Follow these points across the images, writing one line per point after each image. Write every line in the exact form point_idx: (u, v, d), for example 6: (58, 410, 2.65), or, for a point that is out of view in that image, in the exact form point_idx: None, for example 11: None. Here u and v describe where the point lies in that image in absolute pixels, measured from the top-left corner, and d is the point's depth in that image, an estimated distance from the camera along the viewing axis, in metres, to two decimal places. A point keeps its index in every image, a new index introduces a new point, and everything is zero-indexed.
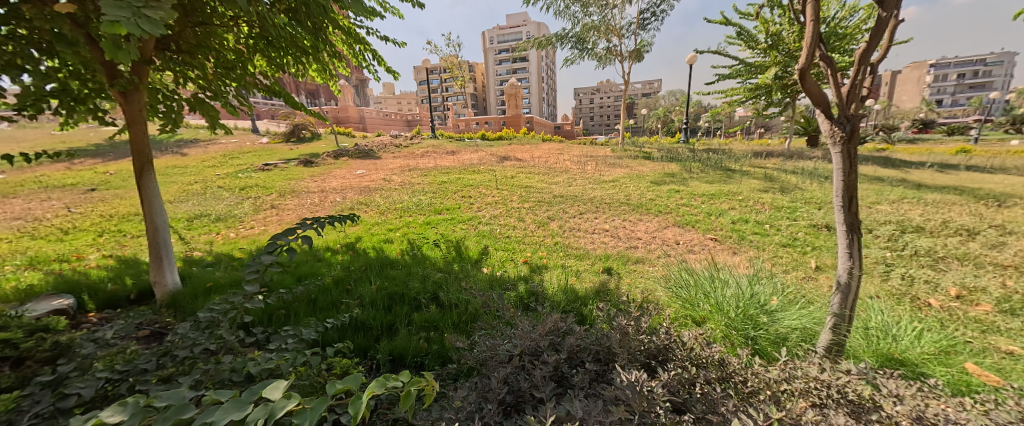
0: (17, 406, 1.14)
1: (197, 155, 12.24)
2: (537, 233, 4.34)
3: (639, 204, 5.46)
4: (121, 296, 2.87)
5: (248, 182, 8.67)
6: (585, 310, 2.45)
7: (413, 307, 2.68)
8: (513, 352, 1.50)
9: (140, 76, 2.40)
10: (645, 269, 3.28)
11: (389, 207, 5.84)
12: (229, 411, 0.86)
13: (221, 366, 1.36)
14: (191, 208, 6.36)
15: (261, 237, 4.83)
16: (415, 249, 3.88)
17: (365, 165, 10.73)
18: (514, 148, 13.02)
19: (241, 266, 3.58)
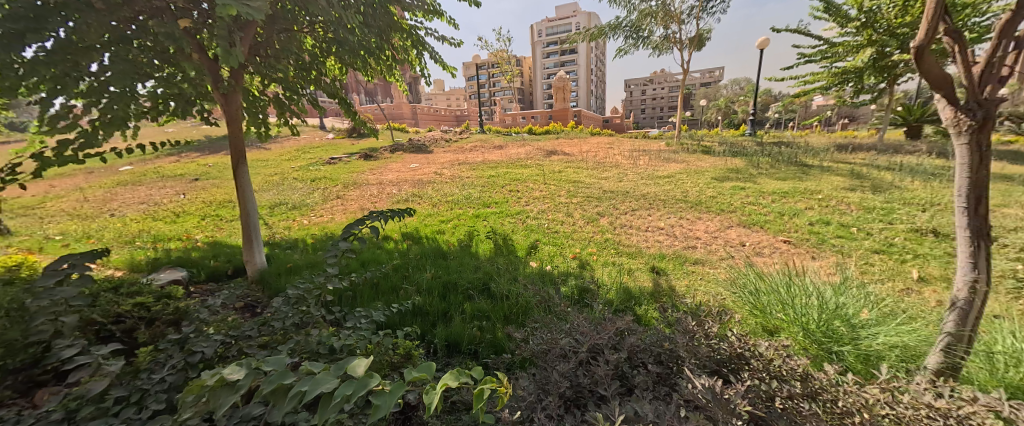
0: (157, 358, 1.33)
1: (273, 150, 13.45)
2: (589, 229, 4.26)
3: (698, 202, 5.18)
4: (222, 271, 3.25)
5: (316, 174, 9.35)
6: (642, 310, 2.37)
7: (468, 297, 2.75)
8: (573, 349, 1.50)
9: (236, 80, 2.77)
10: (705, 271, 3.11)
11: (442, 200, 6.00)
12: (320, 382, 0.93)
13: (308, 339, 1.49)
14: (270, 197, 7.01)
15: (330, 224, 5.21)
16: (468, 241, 3.97)
17: (419, 159, 11.14)
18: (563, 141, 12.89)
19: (314, 250, 3.88)
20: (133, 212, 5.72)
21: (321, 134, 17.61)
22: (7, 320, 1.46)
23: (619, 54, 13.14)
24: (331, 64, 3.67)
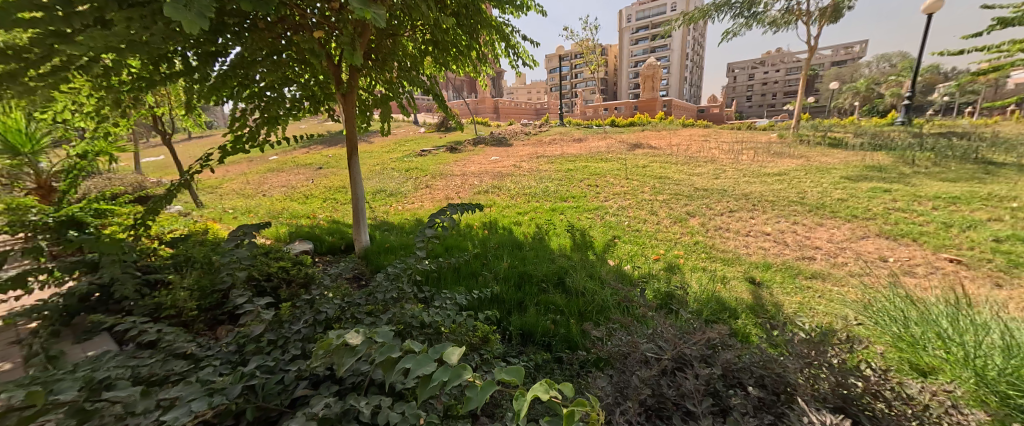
0: (293, 316, 1.85)
1: (376, 143, 15.01)
2: (676, 229, 3.96)
3: (819, 205, 4.47)
4: (337, 247, 3.89)
5: (409, 165, 10.16)
6: (738, 324, 2.12)
7: (545, 289, 2.74)
8: (659, 354, 1.39)
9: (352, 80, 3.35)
10: (822, 288, 2.66)
11: (523, 191, 6.15)
12: (422, 362, 1.00)
13: (399, 314, 1.62)
14: (372, 185, 7.83)
15: (419, 211, 5.62)
16: (547, 233, 3.98)
17: (501, 152, 11.47)
18: (650, 133, 12.19)
19: (406, 233, 4.24)
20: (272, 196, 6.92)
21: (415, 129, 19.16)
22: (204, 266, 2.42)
23: (725, 36, 11.98)
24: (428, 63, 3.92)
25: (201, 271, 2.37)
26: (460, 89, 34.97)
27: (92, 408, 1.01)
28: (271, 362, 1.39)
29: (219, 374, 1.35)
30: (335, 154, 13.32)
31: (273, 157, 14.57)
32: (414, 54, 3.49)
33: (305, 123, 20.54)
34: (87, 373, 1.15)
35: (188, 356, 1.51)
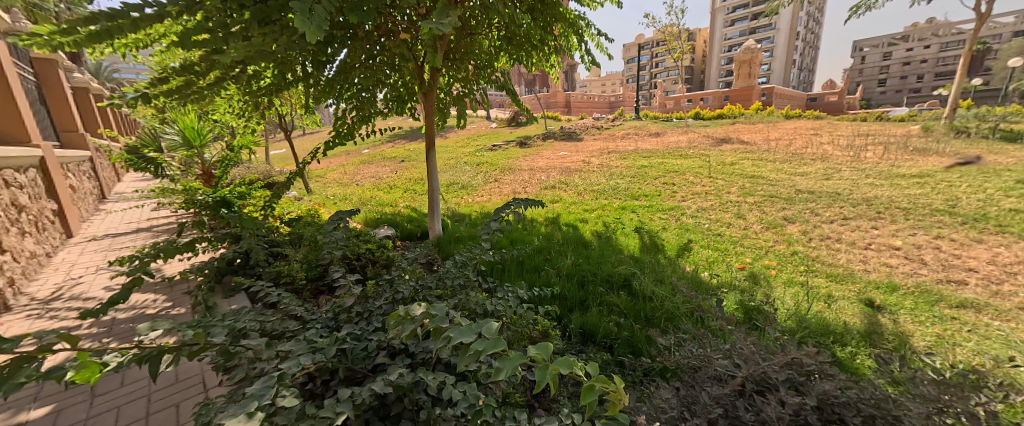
0: (380, 290, 2.05)
1: (452, 139, 15.75)
2: (761, 237, 3.53)
3: (976, 218, 3.66)
4: (413, 234, 4.14)
5: (480, 159, 10.44)
6: (843, 354, 1.82)
7: (611, 290, 2.61)
8: (732, 372, 1.24)
9: (431, 80, 3.60)
10: (969, 321, 2.17)
11: (592, 188, 5.98)
12: (463, 332, 1.02)
13: (459, 299, 1.65)
14: (445, 177, 8.20)
15: (487, 204, 5.75)
16: (616, 231, 3.82)
17: (571, 147, 11.30)
18: (738, 128, 11.11)
19: (473, 225, 4.35)
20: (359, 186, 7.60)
21: (489, 124, 19.72)
22: (311, 243, 3.05)
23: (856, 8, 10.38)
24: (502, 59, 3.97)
25: (310, 248, 2.99)
26: (533, 84, 35.26)
27: (233, 352, 1.29)
28: (359, 331, 1.55)
29: (320, 336, 1.57)
30: (414, 148, 14.24)
31: (364, 150, 16.07)
32: (489, 51, 3.56)
33: (394, 120, 22.43)
34: (230, 323, 1.46)
35: (298, 318, 1.82)
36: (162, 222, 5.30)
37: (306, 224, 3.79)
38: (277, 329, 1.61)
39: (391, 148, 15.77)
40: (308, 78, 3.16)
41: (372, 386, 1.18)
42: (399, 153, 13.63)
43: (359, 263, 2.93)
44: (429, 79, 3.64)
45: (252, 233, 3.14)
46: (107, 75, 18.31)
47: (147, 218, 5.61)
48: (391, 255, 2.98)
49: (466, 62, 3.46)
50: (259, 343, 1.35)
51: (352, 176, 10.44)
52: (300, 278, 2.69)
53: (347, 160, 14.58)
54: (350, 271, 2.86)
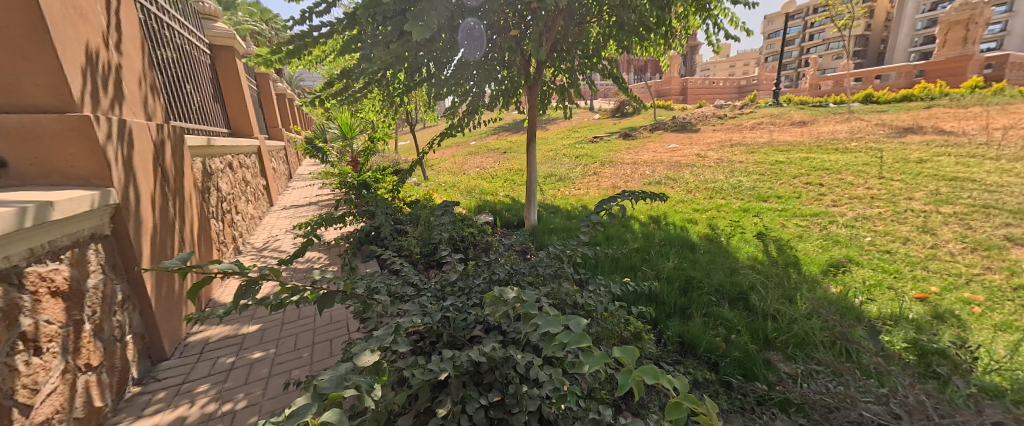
0: (481, 270, 2.33)
1: (554, 130, 15.98)
2: (957, 260, 2.89)
3: None
4: (511, 221, 4.46)
5: (580, 151, 10.44)
6: None
7: (714, 299, 2.51)
8: (886, 421, 1.16)
9: (536, 73, 3.92)
10: None
11: (702, 187, 5.63)
12: (551, 325, 1.12)
13: (555, 290, 1.80)
14: (543, 169, 8.47)
15: (585, 197, 5.81)
16: (721, 237, 3.58)
17: (681, 139, 10.62)
18: (904, 117, 9.06)
19: (569, 217, 4.49)
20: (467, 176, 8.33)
21: (593, 115, 19.48)
22: (422, 223, 3.59)
23: None
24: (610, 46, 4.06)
25: (423, 228, 3.52)
26: (642, 71, 33.49)
27: (369, 303, 1.72)
28: (459, 303, 1.81)
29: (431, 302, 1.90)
30: (517, 139, 14.86)
31: (469, 141, 17.34)
32: (597, 38, 3.69)
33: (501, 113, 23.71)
34: (367, 282, 1.87)
35: (412, 284, 2.20)
36: (324, 199, 6.64)
37: (422, 206, 4.36)
38: (399, 292, 1.95)
39: (496, 139, 16.72)
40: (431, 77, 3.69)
41: (469, 352, 1.34)
42: (503, 144, 14.39)
43: (467, 243, 3.34)
44: (535, 73, 3.95)
45: (383, 210, 3.85)
46: (298, 83, 23.31)
47: (312, 195, 7.15)
48: (491, 240, 3.28)
49: (575, 51, 3.69)
50: (385, 301, 1.73)
51: (461, 165, 11.43)
52: (416, 252, 3.14)
53: (456, 150, 15.94)
54: (455, 251, 3.25)
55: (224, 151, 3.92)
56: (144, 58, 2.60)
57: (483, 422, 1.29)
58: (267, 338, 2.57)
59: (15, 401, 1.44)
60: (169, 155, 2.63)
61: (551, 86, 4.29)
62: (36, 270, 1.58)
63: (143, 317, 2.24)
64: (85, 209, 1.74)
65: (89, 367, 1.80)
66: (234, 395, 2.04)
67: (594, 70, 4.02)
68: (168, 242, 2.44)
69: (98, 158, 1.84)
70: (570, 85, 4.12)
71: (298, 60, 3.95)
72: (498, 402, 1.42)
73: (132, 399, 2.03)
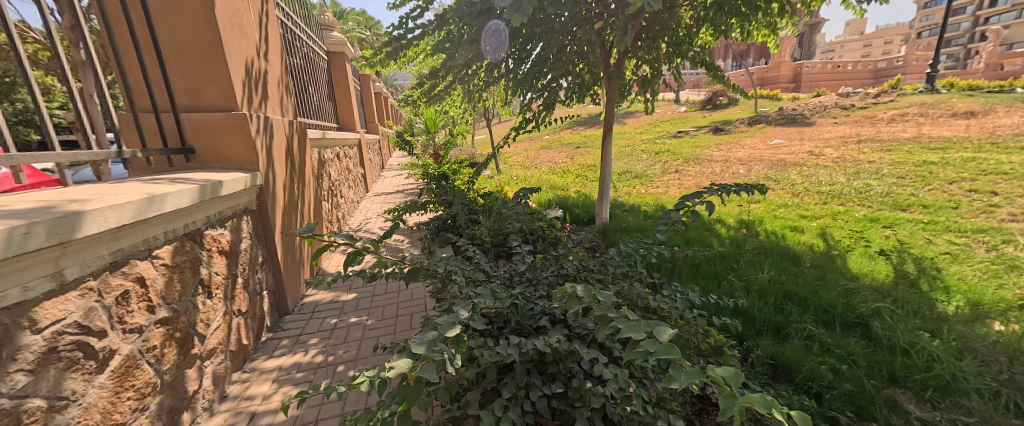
0: (552, 265, 2.38)
1: (635, 125, 15.52)
2: None
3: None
4: (581, 218, 4.50)
5: (662, 147, 10.03)
6: None
7: (817, 321, 2.23)
8: None
9: (618, 64, 3.91)
10: None
11: (807, 191, 5.09)
12: (632, 329, 1.06)
13: (630, 291, 1.80)
14: (621, 165, 8.33)
15: (663, 196, 5.61)
16: (820, 248, 3.23)
17: (783, 136, 9.61)
18: None
19: (645, 217, 4.39)
20: (543, 171, 8.51)
21: (678, 110, 18.43)
22: (494, 214, 3.79)
23: None
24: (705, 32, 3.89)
25: (495, 219, 3.71)
26: (742, 58, 30.87)
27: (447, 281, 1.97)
28: (527, 293, 1.92)
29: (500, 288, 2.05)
30: (592, 134, 14.70)
31: (544, 136, 17.63)
32: (689, 23, 3.57)
33: (579, 107, 23.57)
34: (444, 264, 2.06)
35: (481, 270, 2.38)
36: (409, 188, 7.28)
37: (495, 198, 4.57)
38: (471, 276, 2.12)
39: (570, 134, 16.75)
40: (509, 73, 3.92)
41: (534, 341, 1.42)
42: (575, 139, 14.36)
43: (542, 237, 3.46)
44: (616, 65, 3.94)
45: (459, 202, 4.13)
46: (392, 82, 25.84)
47: (397, 184, 7.87)
48: (559, 236, 3.36)
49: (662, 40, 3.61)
50: (461, 282, 1.93)
51: (533, 159, 11.67)
52: (486, 242, 3.33)
53: (530, 145, 16.30)
54: (525, 243, 3.38)
55: (334, 143, 4.53)
56: (281, 65, 3.13)
57: (544, 409, 1.39)
58: (362, 306, 2.96)
59: (197, 330, 1.87)
60: (295, 145, 3.15)
61: (636, 77, 4.24)
62: (213, 233, 2.05)
63: (275, 277, 2.75)
64: (241, 187, 2.20)
65: (240, 313, 2.27)
66: (336, 350, 2.39)
67: (684, 58, 3.88)
68: (293, 219, 2.94)
69: (250, 147, 2.31)
70: (652, 76, 4.06)
71: (395, 61, 4.40)
72: (561, 393, 1.52)
73: (264, 344, 2.51)
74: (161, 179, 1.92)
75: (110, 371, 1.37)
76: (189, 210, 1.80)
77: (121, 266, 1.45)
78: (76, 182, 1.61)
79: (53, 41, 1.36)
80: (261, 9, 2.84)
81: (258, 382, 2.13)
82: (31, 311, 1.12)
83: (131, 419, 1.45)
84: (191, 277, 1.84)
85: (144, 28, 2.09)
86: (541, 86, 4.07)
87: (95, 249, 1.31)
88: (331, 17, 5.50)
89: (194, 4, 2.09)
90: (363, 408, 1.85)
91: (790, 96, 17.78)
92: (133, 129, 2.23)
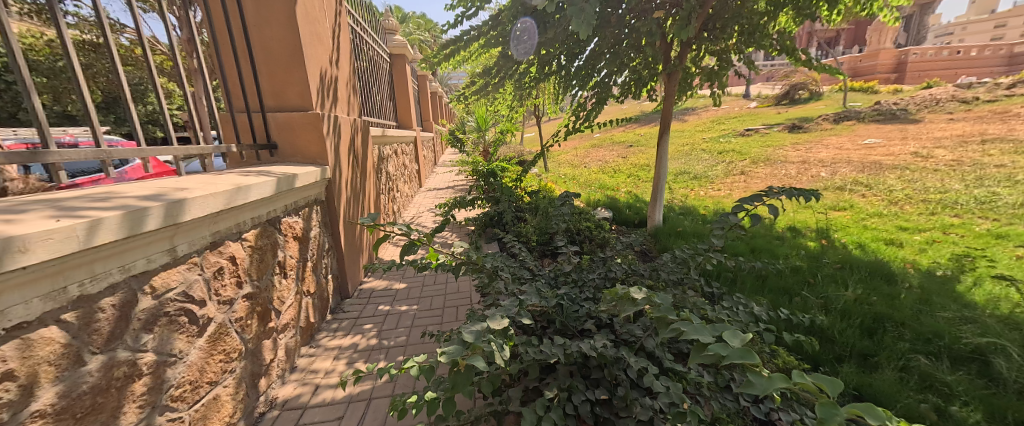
0: (604, 267, 2.37)
1: (700, 124, 14.85)
2: None
3: None
4: (632, 220, 4.42)
5: (727, 147, 9.52)
6: None
7: (916, 350, 1.97)
8: None
9: (679, 58, 3.78)
10: None
11: (908, 199, 4.58)
12: (697, 331, 1.03)
13: (686, 300, 1.74)
14: (680, 165, 8.05)
15: (724, 200, 5.34)
16: (914, 266, 2.90)
17: (878, 136, 8.66)
18: None
19: (703, 221, 4.21)
20: (599, 172, 8.43)
21: (748, 106, 17.28)
22: (542, 213, 3.84)
23: None
24: (783, 19, 3.64)
25: (541, 217, 3.75)
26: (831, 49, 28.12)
27: (492, 276, 2.05)
28: (573, 295, 1.95)
29: (546, 287, 2.09)
30: (648, 133, 14.30)
31: (596, 134, 17.41)
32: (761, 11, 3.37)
33: (636, 104, 22.91)
34: (492, 260, 2.15)
35: (528, 268, 2.43)
36: (459, 184, 7.55)
37: (541, 196, 4.61)
38: (517, 273, 2.18)
39: (624, 132, 16.41)
40: (561, 70, 3.94)
41: (579, 344, 1.45)
42: (627, 137, 14.08)
43: (592, 238, 3.45)
44: (676, 58, 3.82)
45: (507, 199, 4.27)
46: (447, 81, 26.88)
47: (450, 180, 8.19)
48: (607, 237, 3.33)
49: (731, 30, 3.44)
50: (506, 279, 2.00)
51: (582, 158, 11.58)
52: (532, 240, 3.38)
53: (581, 143, 16.21)
54: (571, 242, 3.39)
55: (393, 140, 4.82)
56: (349, 67, 3.39)
57: (587, 414, 1.41)
58: (412, 295, 3.14)
59: (274, 306, 2.10)
60: (359, 142, 3.40)
61: (697, 71, 4.08)
62: (289, 220, 2.28)
63: (339, 263, 3.00)
64: (313, 180, 2.42)
65: (309, 293, 2.51)
66: (389, 335, 2.56)
67: (755, 49, 3.67)
68: (355, 210, 3.19)
69: (321, 143, 2.54)
70: (722, 68, 3.88)
71: (450, 62, 4.58)
72: (605, 399, 1.53)
73: (326, 324, 2.75)
74: (249, 171, 2.18)
75: (207, 337, 1.59)
76: (270, 200, 2.03)
77: (219, 245, 1.68)
78: (187, 173, 1.88)
79: (175, 52, 1.59)
80: (335, 17, 3.10)
81: (322, 358, 2.35)
82: (153, 279, 1.34)
83: (221, 378, 1.67)
84: (270, 259, 2.07)
85: (241, 38, 2.38)
86: (600, 81, 4.04)
87: (200, 230, 1.54)
88: (393, 21, 5.84)
89: (281, 16, 2.34)
90: (411, 391, 1.97)
91: (885, 90, 15.92)
92: (229, 127, 2.54)
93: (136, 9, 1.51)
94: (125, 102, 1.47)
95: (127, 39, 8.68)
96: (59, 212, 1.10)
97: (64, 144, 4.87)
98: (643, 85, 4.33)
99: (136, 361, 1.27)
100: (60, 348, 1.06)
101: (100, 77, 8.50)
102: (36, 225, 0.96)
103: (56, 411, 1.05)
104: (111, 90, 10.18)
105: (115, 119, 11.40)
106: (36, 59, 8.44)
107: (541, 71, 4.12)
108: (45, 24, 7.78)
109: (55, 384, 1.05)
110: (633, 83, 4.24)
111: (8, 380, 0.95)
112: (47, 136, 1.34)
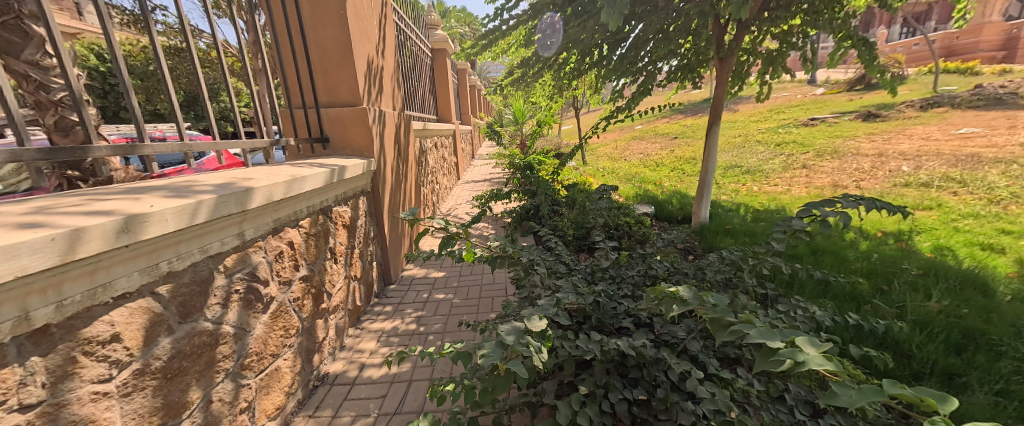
0: (645, 263, 2.32)
1: (756, 114, 14.02)
2: None
3: None
4: (674, 216, 4.30)
5: (786, 138, 8.96)
6: None
7: (1011, 372, 1.77)
8: None
9: (735, 44, 3.59)
10: None
11: (1012, 199, 4.10)
12: (766, 335, 0.99)
13: (736, 302, 1.69)
14: (731, 159, 7.69)
15: (781, 196, 5.06)
16: (1017, 276, 2.61)
17: (977, 125, 7.73)
18: None
19: (755, 219, 4.02)
20: (644, 165, 8.23)
21: (815, 94, 15.99)
22: (579, 207, 3.82)
23: None
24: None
25: (580, 212, 3.73)
26: (917, 28, 25.40)
27: (528, 270, 2.09)
28: (611, 291, 1.94)
29: (581, 282, 2.10)
30: (696, 124, 13.72)
31: (638, 126, 16.99)
32: None
33: (684, 94, 21.91)
34: (529, 254, 2.18)
35: (564, 263, 2.45)
36: (496, 177, 7.67)
37: (578, 190, 4.59)
38: (553, 267, 2.21)
39: (668, 123, 15.82)
40: (604, 60, 3.89)
41: (618, 342, 1.46)
42: (674, 128, 13.58)
43: (634, 234, 3.39)
44: (731, 44, 3.63)
45: (544, 193, 4.28)
46: (487, 74, 27.27)
47: (488, 173, 8.31)
48: (647, 233, 3.28)
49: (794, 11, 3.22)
50: (543, 273, 2.02)
51: (624, 151, 11.32)
52: (568, 234, 3.37)
53: (623, 135, 15.86)
54: (610, 238, 3.36)
55: (433, 134, 4.97)
56: (394, 62, 3.52)
57: (623, 413, 1.42)
58: (450, 284, 3.26)
59: (326, 289, 2.27)
60: (403, 135, 3.54)
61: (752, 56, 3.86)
62: (339, 209, 2.44)
63: (383, 251, 3.17)
64: (360, 172, 2.57)
65: (356, 278, 2.68)
66: (429, 321, 2.68)
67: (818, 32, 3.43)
68: (398, 201, 3.35)
69: (368, 137, 2.68)
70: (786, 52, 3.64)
71: (489, 53, 4.60)
72: (642, 399, 1.53)
73: (371, 307, 2.92)
74: (304, 163, 2.35)
75: (271, 314, 1.76)
76: (323, 190, 2.19)
77: (280, 230, 1.84)
78: (253, 164, 2.05)
79: (243, 53, 1.73)
80: (382, 14, 3.24)
81: (367, 339, 2.51)
82: (225, 259, 1.49)
83: (281, 352, 1.84)
84: (323, 246, 2.23)
85: (299, 37, 2.55)
86: (648, 70, 3.94)
87: (264, 217, 1.69)
88: (435, 16, 5.99)
89: (333, 15, 2.48)
90: (449, 376, 2.07)
91: (987, 72, 14.05)
92: (287, 122, 2.74)
93: (211, 15, 1.67)
94: (203, 100, 1.64)
95: (205, 43, 9.59)
96: (154, 198, 1.25)
97: (154, 137, 5.52)
98: (692, 73, 4.17)
99: (214, 332, 1.44)
100: (154, 317, 1.21)
101: (182, 78, 9.48)
102: (137, 208, 1.11)
103: (154, 371, 1.21)
104: (191, 89, 11.33)
105: (194, 116, 12.67)
106: (133, 64, 9.57)
107: (585, 61, 4.06)
108: (141, 33, 8.80)
109: (152, 348, 1.21)
110: (679, 70, 4.08)
111: (116, 342, 1.10)
112: (143, 131, 1.52)
